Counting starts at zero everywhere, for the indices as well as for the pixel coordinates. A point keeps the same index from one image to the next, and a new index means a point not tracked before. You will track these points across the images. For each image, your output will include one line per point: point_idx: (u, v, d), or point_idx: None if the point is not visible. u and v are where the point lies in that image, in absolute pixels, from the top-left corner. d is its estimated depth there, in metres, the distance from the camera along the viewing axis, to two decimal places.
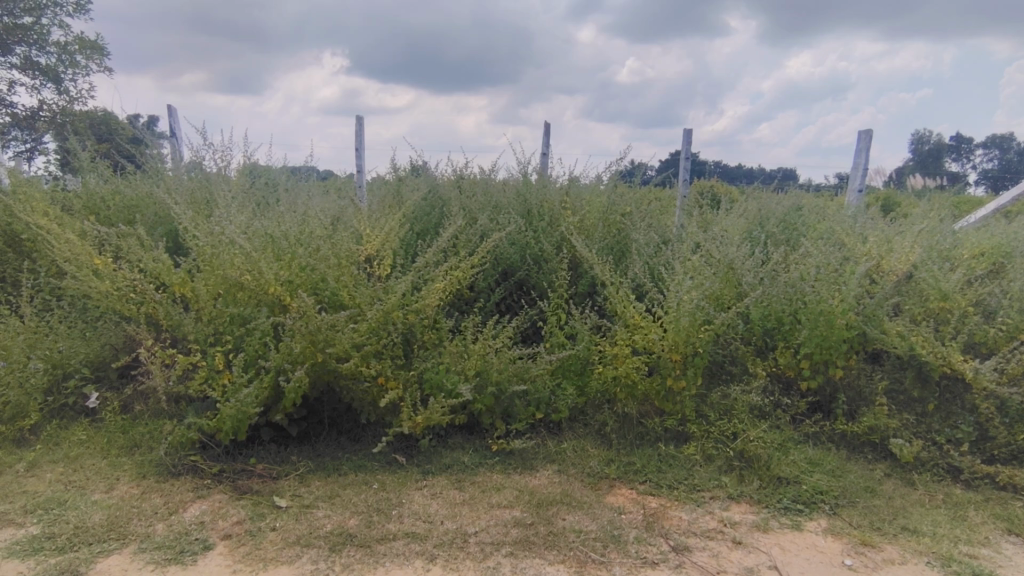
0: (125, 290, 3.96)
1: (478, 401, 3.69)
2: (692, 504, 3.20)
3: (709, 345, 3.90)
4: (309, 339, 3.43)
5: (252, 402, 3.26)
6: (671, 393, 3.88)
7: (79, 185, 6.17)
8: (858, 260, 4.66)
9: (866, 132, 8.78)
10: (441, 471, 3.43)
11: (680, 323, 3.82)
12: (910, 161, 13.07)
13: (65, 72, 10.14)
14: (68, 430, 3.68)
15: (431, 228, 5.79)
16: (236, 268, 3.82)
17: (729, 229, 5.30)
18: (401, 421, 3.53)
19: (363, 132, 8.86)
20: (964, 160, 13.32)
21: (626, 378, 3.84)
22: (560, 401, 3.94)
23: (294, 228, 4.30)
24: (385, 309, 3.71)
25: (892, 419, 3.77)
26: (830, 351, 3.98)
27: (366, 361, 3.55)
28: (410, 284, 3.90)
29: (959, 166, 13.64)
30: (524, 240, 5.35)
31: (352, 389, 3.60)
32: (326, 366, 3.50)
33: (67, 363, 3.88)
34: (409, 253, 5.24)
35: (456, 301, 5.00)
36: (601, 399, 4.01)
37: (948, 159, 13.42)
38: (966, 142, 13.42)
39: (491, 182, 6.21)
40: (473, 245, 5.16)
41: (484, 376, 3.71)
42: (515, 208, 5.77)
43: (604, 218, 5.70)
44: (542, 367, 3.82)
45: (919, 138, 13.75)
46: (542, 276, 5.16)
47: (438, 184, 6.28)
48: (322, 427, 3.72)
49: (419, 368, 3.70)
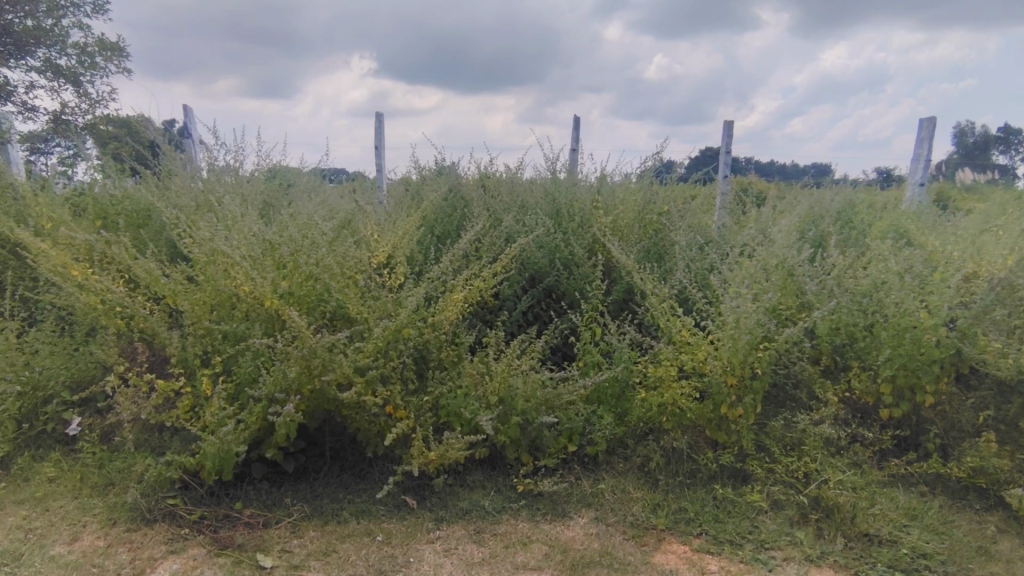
0: (112, 303, 3.56)
1: (501, 433, 3.22)
2: (761, 568, 2.63)
3: (770, 366, 3.38)
4: (303, 364, 2.93)
5: (237, 439, 2.80)
6: (725, 422, 3.36)
7: (87, 188, 5.88)
8: (944, 263, 4.01)
9: (928, 120, 8.04)
10: (458, 518, 2.93)
11: (738, 341, 3.31)
12: (958, 156, 12.18)
13: (84, 75, 9.98)
14: (41, 462, 3.28)
15: (452, 230, 5.31)
16: (230, 280, 3.48)
17: (785, 232, 4.72)
18: (411, 458, 3.05)
19: (384, 130, 8.56)
20: (1018, 153, 12.45)
21: (673, 406, 3.34)
22: (598, 431, 3.41)
23: (297, 232, 3.90)
24: (394, 325, 3.29)
25: (1002, 459, 3.14)
26: (916, 374, 3.43)
27: (371, 387, 3.11)
28: (422, 298, 3.49)
29: (1014, 159, 12.72)
30: (553, 242, 4.85)
31: (356, 420, 3.14)
32: (325, 394, 3.03)
33: (47, 386, 3.51)
34: (427, 258, 4.79)
35: (480, 311, 4.53)
36: (644, 429, 3.48)
37: (999, 152, 12.55)
38: (1019, 134, 12.51)
39: (518, 181, 5.73)
40: (498, 249, 4.70)
41: (509, 403, 3.26)
42: (543, 207, 5.24)
43: (640, 218, 5.20)
44: (575, 394, 3.34)
45: (965, 130, 12.85)
46: (572, 284, 4.66)
47: (460, 184, 5.81)
48: (323, 461, 3.24)
49: (433, 394, 3.31)
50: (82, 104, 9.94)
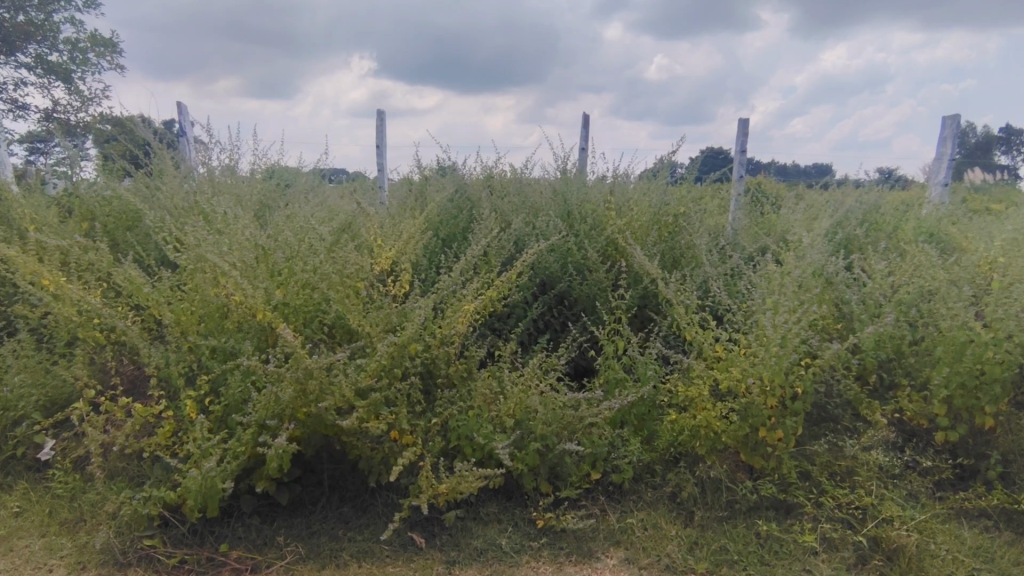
0: (89, 314, 3.25)
1: (519, 461, 2.92)
2: None
3: (812, 386, 3.07)
4: (297, 387, 2.61)
5: (223, 474, 2.49)
6: (762, 446, 3.04)
7: (73, 188, 5.57)
8: (996, 271, 3.70)
9: (951, 117, 7.76)
10: (472, 561, 2.64)
11: (779, 360, 2.99)
12: (966, 155, 12.00)
13: (75, 71, 9.66)
14: (9, 492, 2.98)
15: (458, 233, 4.99)
16: (219, 289, 3.18)
17: (812, 235, 4.43)
18: (419, 492, 2.75)
19: (385, 128, 8.28)
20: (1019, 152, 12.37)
21: (707, 430, 3.03)
22: (624, 457, 3.09)
23: (291, 237, 3.59)
24: (398, 342, 2.98)
25: None
26: (975, 395, 3.12)
27: (374, 412, 2.80)
28: (429, 310, 3.18)
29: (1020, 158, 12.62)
30: (566, 246, 4.53)
31: (357, 447, 2.83)
32: (323, 420, 2.71)
33: (17, 406, 3.20)
34: (432, 263, 4.48)
35: (489, 319, 4.20)
36: (673, 455, 3.18)
37: (999, 152, 12.54)
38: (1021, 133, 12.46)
39: (526, 181, 5.43)
40: (507, 254, 4.38)
41: (526, 427, 2.98)
42: (553, 207, 4.92)
43: (657, 221, 4.91)
44: (599, 417, 3.03)
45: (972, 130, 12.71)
46: (586, 291, 4.35)
47: (466, 184, 5.51)
48: (320, 491, 2.93)
49: (442, 415, 3.04)
50: (73, 101, 9.63)
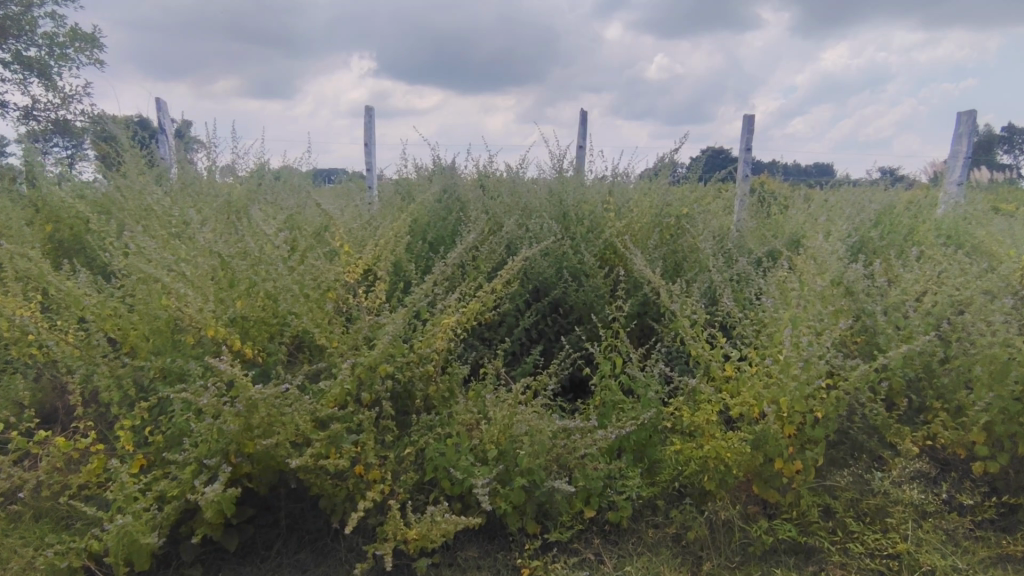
0: (21, 331, 2.89)
1: (503, 499, 2.57)
2: None
3: (835, 412, 2.71)
4: (241, 421, 2.23)
5: (152, 523, 2.13)
6: (779, 480, 2.70)
7: (38, 189, 5.23)
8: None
9: (966, 113, 7.47)
10: None
11: (798, 384, 2.63)
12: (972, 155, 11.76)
13: (54, 66, 9.29)
14: None
15: (446, 235, 4.64)
16: (167, 303, 2.82)
17: (826, 239, 4.08)
18: (387, 537, 2.40)
19: (375, 126, 7.96)
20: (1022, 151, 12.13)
21: (717, 462, 2.68)
22: (623, 492, 2.74)
23: (255, 243, 3.24)
24: (365, 363, 2.63)
25: None
26: (1019, 421, 2.77)
27: (335, 446, 2.43)
28: (403, 326, 2.83)
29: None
30: (560, 250, 4.19)
31: (316, 485, 2.47)
32: (273, 457, 2.34)
33: None
34: (417, 269, 4.13)
35: (476, 329, 3.86)
36: (678, 487, 2.82)
37: (1003, 151, 12.32)
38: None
39: (519, 181, 5.09)
40: (497, 260, 4.03)
41: (511, 460, 2.63)
42: (549, 209, 4.55)
43: (657, 223, 4.57)
44: (594, 448, 2.68)
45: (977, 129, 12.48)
46: (581, 298, 4.00)
47: (456, 183, 5.16)
48: (275, 533, 2.57)
49: (417, 445, 2.70)
50: (53, 99, 9.30)
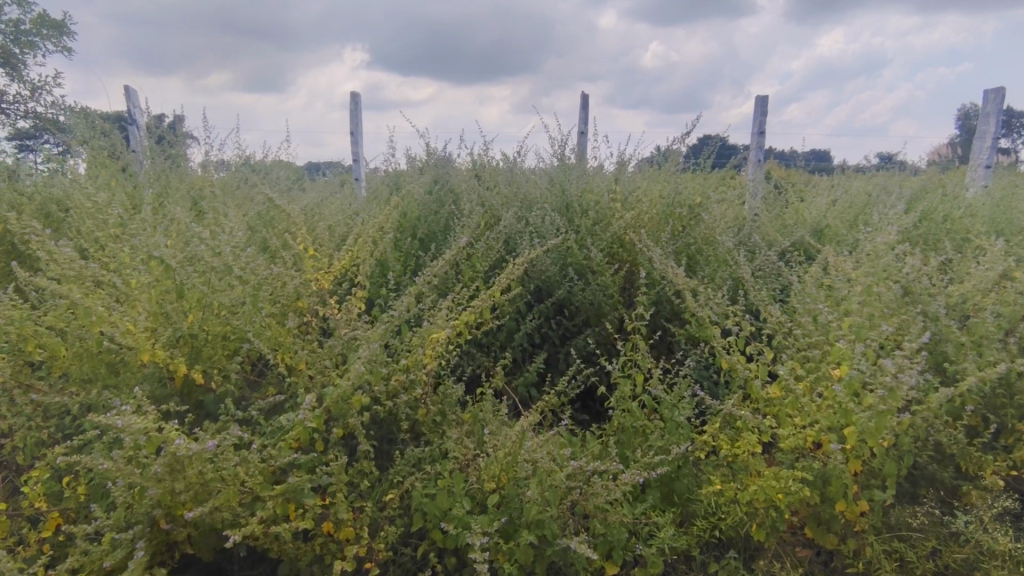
0: None
1: (507, 558, 2.08)
2: None
3: (908, 442, 2.23)
4: (167, 483, 1.74)
5: None
6: (842, 525, 2.23)
7: None
8: None
9: (994, 91, 6.99)
10: None
11: (869, 412, 2.13)
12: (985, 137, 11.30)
13: (19, 54, 8.69)
14: None
15: (438, 230, 4.13)
16: (94, 325, 2.31)
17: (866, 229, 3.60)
18: None
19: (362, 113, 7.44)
20: None
21: (766, 505, 2.20)
22: (652, 542, 2.25)
23: (206, 247, 2.72)
24: (333, 395, 2.13)
25: None
26: None
27: (295, 504, 1.95)
28: (379, 345, 2.33)
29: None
30: (565, 246, 3.66)
31: (274, 550, 1.99)
32: (215, 521, 1.85)
33: None
34: (403, 271, 3.62)
35: (472, 338, 3.36)
36: (717, 533, 2.35)
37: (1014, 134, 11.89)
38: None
39: (517, 170, 4.58)
40: (493, 258, 3.52)
41: (516, 508, 2.15)
42: (550, 200, 4.05)
43: (670, 212, 4.08)
44: (617, 491, 2.19)
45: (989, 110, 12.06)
46: (590, 300, 3.50)
47: (447, 173, 4.65)
48: None
49: (401, 491, 2.21)
50: (22, 90, 8.75)
